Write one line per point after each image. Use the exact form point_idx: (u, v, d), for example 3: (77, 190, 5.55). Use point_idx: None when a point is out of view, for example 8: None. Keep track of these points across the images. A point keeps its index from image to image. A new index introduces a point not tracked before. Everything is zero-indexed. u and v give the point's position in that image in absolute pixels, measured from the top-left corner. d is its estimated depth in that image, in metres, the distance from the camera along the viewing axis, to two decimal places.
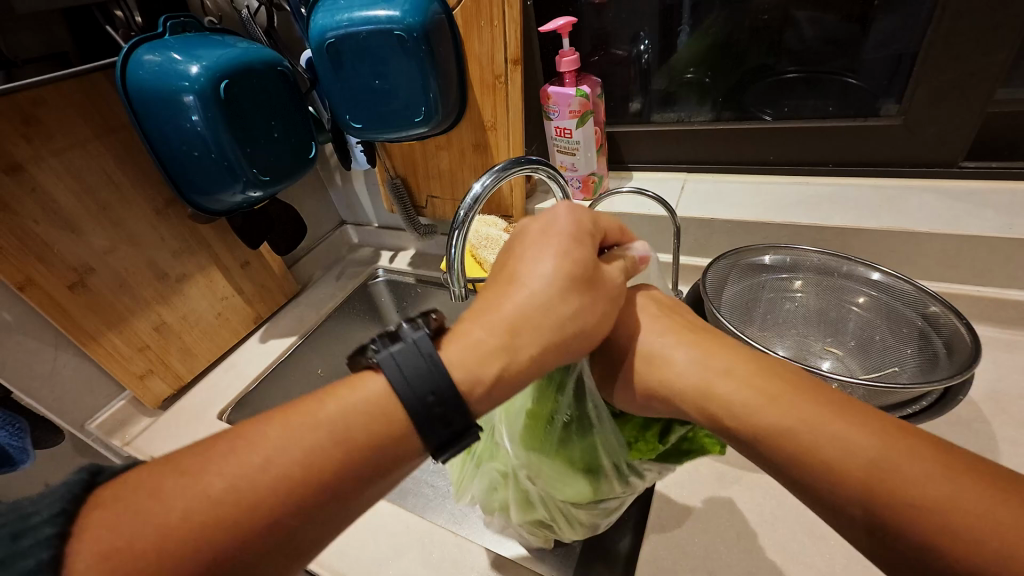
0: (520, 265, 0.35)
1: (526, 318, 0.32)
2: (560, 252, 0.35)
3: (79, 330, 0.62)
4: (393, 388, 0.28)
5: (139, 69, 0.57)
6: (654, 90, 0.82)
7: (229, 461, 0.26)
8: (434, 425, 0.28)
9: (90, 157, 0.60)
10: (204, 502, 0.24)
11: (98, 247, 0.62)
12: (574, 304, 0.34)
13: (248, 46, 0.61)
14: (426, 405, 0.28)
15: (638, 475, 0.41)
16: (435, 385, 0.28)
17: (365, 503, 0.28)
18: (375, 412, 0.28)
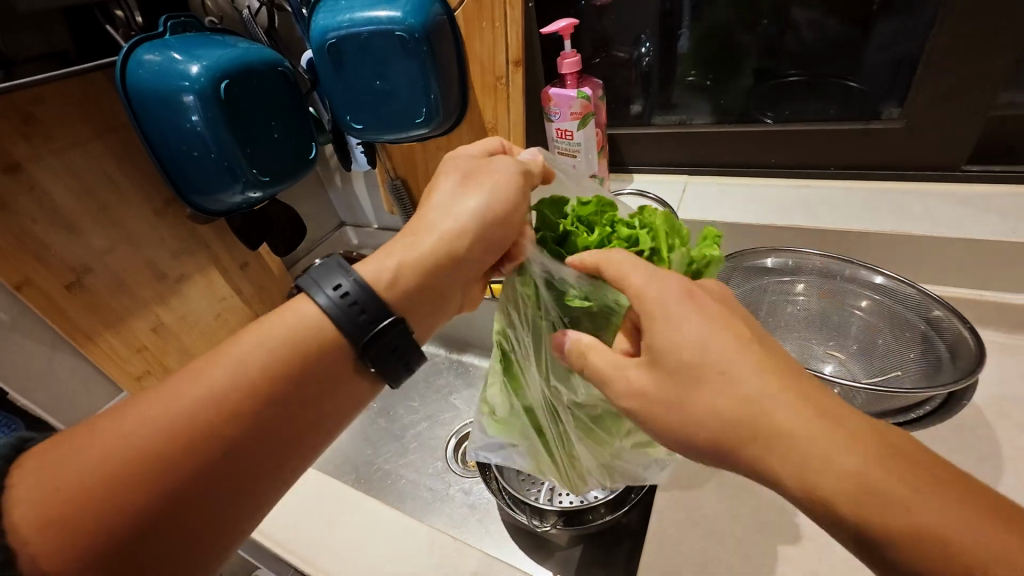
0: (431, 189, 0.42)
1: (451, 227, 0.40)
2: (456, 168, 0.43)
3: (77, 330, 0.61)
4: (325, 308, 0.35)
5: (138, 69, 0.56)
6: (655, 92, 0.82)
7: (151, 414, 0.30)
8: (371, 339, 0.36)
9: (90, 157, 0.60)
10: (134, 447, 0.29)
11: (96, 247, 0.62)
12: (476, 200, 0.41)
13: (249, 46, 0.61)
14: (358, 320, 0.36)
15: None
16: (358, 298, 0.36)
17: (289, 430, 0.34)
18: (286, 348, 0.34)
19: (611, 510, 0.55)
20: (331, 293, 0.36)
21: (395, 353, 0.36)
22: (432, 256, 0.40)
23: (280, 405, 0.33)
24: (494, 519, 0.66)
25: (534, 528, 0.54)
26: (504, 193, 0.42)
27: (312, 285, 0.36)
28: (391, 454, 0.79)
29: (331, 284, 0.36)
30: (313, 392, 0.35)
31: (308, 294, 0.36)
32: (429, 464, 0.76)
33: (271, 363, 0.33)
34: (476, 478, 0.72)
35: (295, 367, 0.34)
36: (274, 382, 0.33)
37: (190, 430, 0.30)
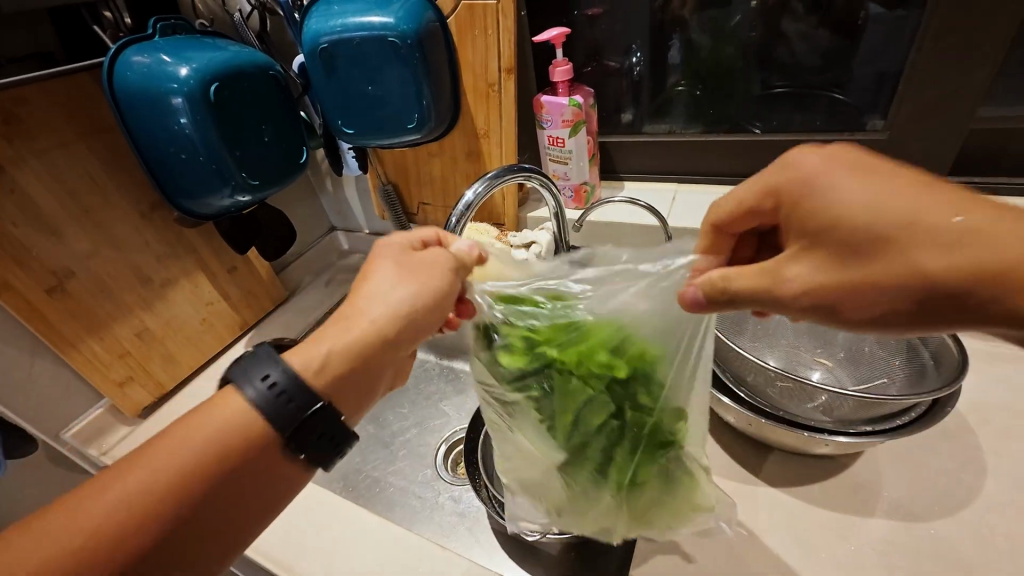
0: (365, 296, 0.37)
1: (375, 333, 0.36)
2: (397, 275, 0.38)
3: (57, 336, 0.60)
4: (255, 404, 0.33)
5: (126, 70, 0.56)
6: (646, 102, 0.83)
7: (123, 480, 0.30)
8: (298, 431, 0.33)
9: (74, 159, 0.59)
10: (108, 515, 0.29)
11: (79, 250, 0.60)
12: (404, 303, 0.37)
13: (239, 50, 0.61)
14: (288, 411, 0.33)
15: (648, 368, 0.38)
16: (288, 391, 0.33)
17: (264, 490, 0.34)
18: (249, 419, 0.33)
19: None
20: (260, 385, 0.33)
21: (327, 442, 0.34)
22: (357, 346, 0.36)
23: (246, 477, 0.33)
24: (484, 528, 0.66)
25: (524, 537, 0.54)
26: (431, 290, 0.38)
27: (243, 374, 0.34)
28: (380, 461, 0.78)
29: (261, 375, 0.34)
30: (280, 460, 0.34)
31: (238, 387, 0.34)
32: (418, 472, 0.75)
33: (241, 434, 0.33)
34: (466, 485, 0.72)
35: (257, 442, 0.33)
36: (244, 454, 0.33)
37: (158, 498, 0.30)
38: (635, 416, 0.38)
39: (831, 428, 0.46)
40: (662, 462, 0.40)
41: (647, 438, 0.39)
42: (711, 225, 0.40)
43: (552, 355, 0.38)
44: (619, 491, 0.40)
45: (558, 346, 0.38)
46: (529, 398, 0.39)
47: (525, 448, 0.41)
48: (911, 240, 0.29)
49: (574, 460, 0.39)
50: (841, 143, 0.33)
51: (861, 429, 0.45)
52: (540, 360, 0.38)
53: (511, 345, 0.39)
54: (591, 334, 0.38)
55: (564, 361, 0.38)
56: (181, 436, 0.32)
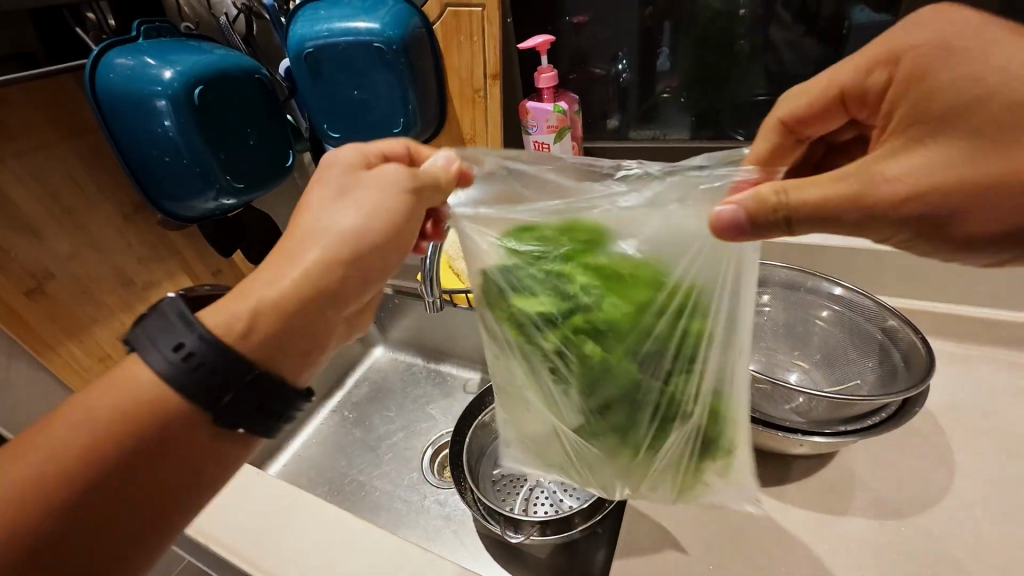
0: (312, 221, 0.36)
1: (320, 258, 0.35)
2: (345, 200, 0.37)
3: (35, 338, 0.59)
4: (158, 371, 0.32)
5: (109, 72, 0.56)
6: (632, 108, 0.84)
7: (47, 445, 0.30)
8: (217, 400, 0.32)
9: (55, 160, 0.58)
10: (36, 477, 0.30)
11: (59, 252, 0.60)
12: (354, 222, 0.36)
13: (225, 53, 0.61)
14: (199, 378, 0.31)
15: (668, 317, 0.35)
16: (197, 354, 0.31)
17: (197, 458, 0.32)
18: (167, 383, 0.32)
19: (585, 519, 0.55)
20: (170, 352, 0.32)
21: (252, 408, 0.33)
22: (290, 292, 0.34)
23: (145, 463, 0.31)
24: (470, 531, 0.66)
25: (509, 539, 0.54)
26: (374, 212, 0.36)
27: (152, 338, 0.32)
28: (366, 465, 0.77)
29: (167, 340, 0.32)
30: (188, 441, 0.32)
31: (141, 354, 0.32)
32: (404, 476, 0.75)
33: (136, 417, 0.31)
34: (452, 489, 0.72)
35: (173, 413, 0.32)
36: (137, 439, 0.31)
37: (43, 482, 0.30)
38: (662, 389, 0.36)
39: (805, 429, 0.47)
40: (692, 435, 0.38)
41: (676, 407, 0.37)
42: (776, 124, 0.41)
43: (573, 307, 0.36)
44: (642, 459, 0.39)
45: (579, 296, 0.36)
46: (544, 355, 0.38)
47: (539, 407, 0.41)
48: (947, 134, 0.30)
49: (593, 424, 0.39)
50: (940, 7, 0.32)
51: (834, 430, 0.46)
52: (560, 312, 0.36)
53: (530, 293, 0.37)
54: (618, 291, 0.35)
55: (586, 317, 0.36)
56: (100, 394, 0.32)
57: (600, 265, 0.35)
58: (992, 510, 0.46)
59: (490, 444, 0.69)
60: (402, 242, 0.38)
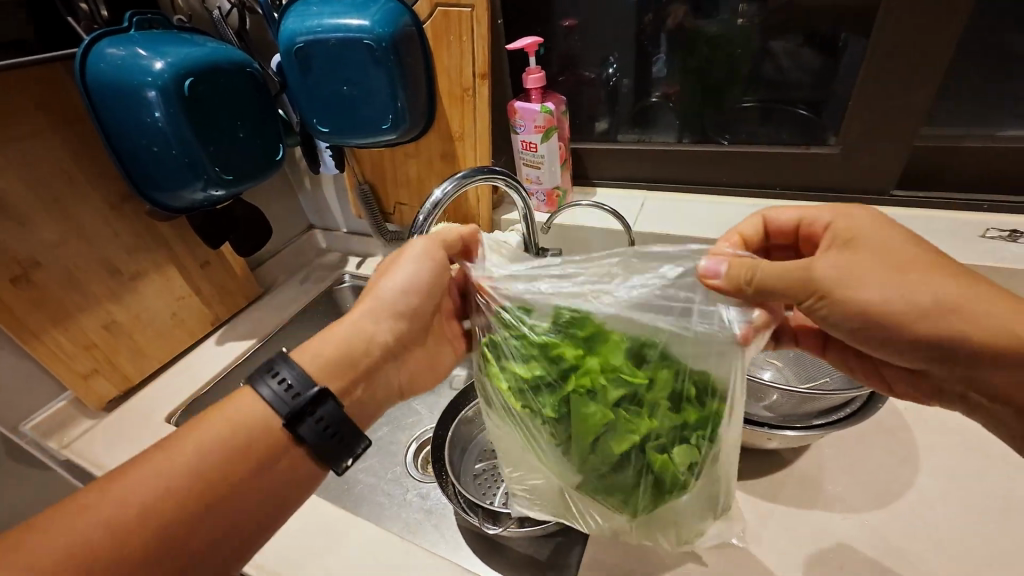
0: (379, 281, 0.46)
1: (376, 311, 0.45)
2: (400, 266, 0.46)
3: (19, 326, 0.59)
4: (269, 404, 0.39)
5: (100, 61, 0.56)
6: (620, 111, 0.85)
7: (134, 483, 0.35)
8: (308, 422, 0.39)
9: (45, 148, 0.59)
10: (121, 513, 0.34)
11: (46, 239, 0.60)
12: (405, 284, 0.46)
13: (217, 46, 0.62)
14: (297, 405, 0.39)
15: (650, 383, 0.37)
16: (300, 386, 0.39)
17: (265, 490, 0.38)
18: (256, 424, 0.39)
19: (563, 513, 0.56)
20: (274, 385, 0.39)
21: (331, 437, 0.39)
22: (343, 346, 0.43)
23: (238, 487, 0.37)
24: (450, 525, 0.66)
25: (486, 530, 0.55)
26: (411, 273, 0.45)
27: (256, 377, 0.40)
28: None
29: (275, 378, 0.39)
30: (275, 468, 0.38)
31: (254, 389, 0.39)
32: (388, 469, 0.76)
33: (244, 441, 0.38)
34: (434, 482, 0.73)
35: (259, 448, 0.38)
36: (245, 458, 0.37)
37: (139, 520, 0.34)
38: (652, 448, 0.37)
39: (775, 424, 0.48)
40: (681, 490, 0.39)
41: (667, 467, 0.37)
42: (762, 218, 0.45)
43: (566, 372, 0.38)
44: (634, 512, 0.39)
45: (574, 364, 0.38)
46: (542, 417, 0.39)
47: (534, 460, 0.41)
48: None
49: (594, 484, 0.39)
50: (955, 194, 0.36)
51: (803, 424, 0.47)
52: (554, 376, 0.39)
53: (522, 358, 0.40)
54: (606, 359, 0.38)
55: (579, 382, 0.38)
56: (188, 436, 0.37)
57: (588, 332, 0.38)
58: (951, 504, 0.48)
59: (473, 439, 0.70)
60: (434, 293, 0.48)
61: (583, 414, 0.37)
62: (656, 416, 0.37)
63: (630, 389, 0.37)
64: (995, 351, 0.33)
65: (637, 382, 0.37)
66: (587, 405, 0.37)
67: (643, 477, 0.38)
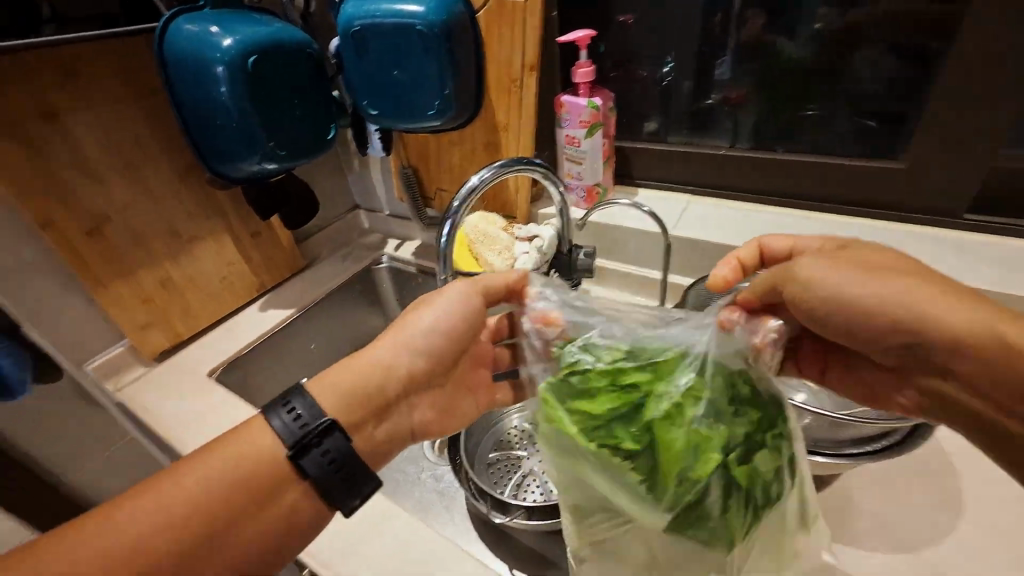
0: (411, 317, 0.47)
1: (410, 346, 0.46)
2: (438, 305, 0.47)
3: (89, 275, 0.65)
4: (278, 437, 0.39)
5: (177, 36, 0.60)
6: (672, 112, 0.83)
7: (134, 509, 0.35)
8: (315, 459, 0.39)
9: (124, 114, 0.64)
10: (117, 540, 0.34)
11: (117, 199, 0.65)
12: (439, 321, 0.47)
13: (282, 27, 0.65)
14: (304, 439, 0.39)
15: (723, 398, 0.35)
16: (310, 420, 0.39)
17: (264, 523, 0.38)
18: (261, 456, 0.39)
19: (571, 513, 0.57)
20: (286, 417, 0.39)
21: (337, 475, 0.39)
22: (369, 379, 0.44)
23: (239, 519, 0.37)
24: (460, 509, 0.67)
25: (493, 518, 0.55)
26: (444, 314, 0.47)
27: (271, 408, 0.40)
28: None
29: (288, 410, 0.39)
30: (276, 503, 0.38)
31: (267, 420, 0.39)
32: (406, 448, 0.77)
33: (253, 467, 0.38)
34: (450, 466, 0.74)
35: (261, 481, 0.38)
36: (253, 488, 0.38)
37: (135, 551, 0.34)
38: (738, 465, 0.34)
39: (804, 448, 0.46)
40: (772, 503, 0.35)
41: (753, 478, 0.35)
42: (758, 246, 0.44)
43: (639, 401, 0.36)
44: (731, 540, 0.35)
45: (647, 391, 0.37)
46: (620, 453, 0.36)
47: (616, 503, 0.37)
48: None
49: (682, 520, 0.35)
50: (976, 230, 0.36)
51: (834, 451, 0.45)
52: (628, 406, 0.36)
53: (592, 392, 0.38)
54: (677, 381, 0.36)
55: (654, 408, 0.36)
56: (190, 465, 0.37)
57: (656, 360, 0.37)
58: (995, 560, 0.44)
59: (489, 427, 0.71)
60: (466, 332, 0.48)
61: (664, 438, 0.35)
62: (736, 432, 0.34)
63: (706, 406, 0.35)
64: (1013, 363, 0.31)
65: (711, 396, 0.35)
66: (666, 429, 0.35)
67: (733, 499, 0.34)
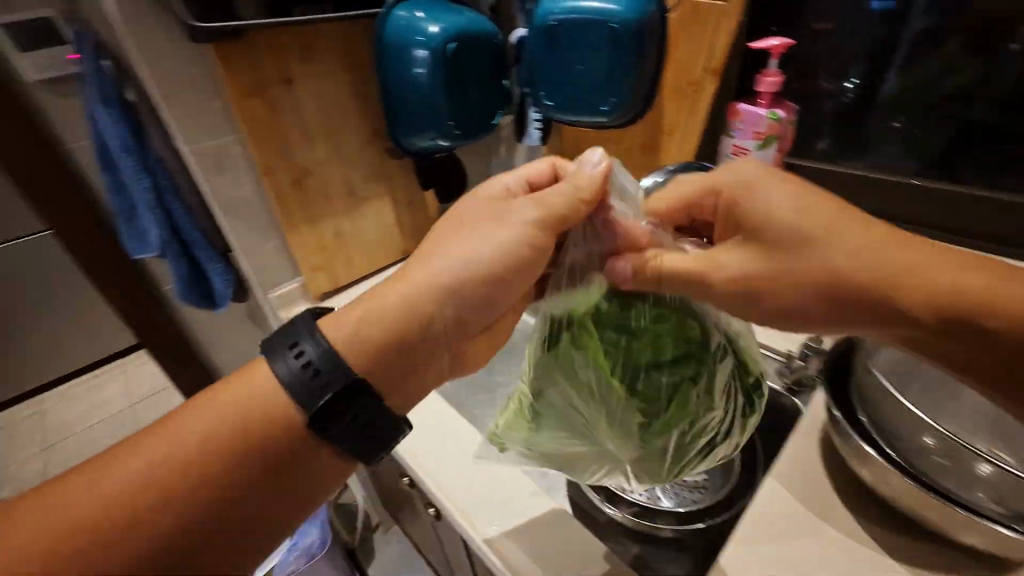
0: (457, 247, 0.43)
1: (453, 272, 0.42)
2: (491, 234, 0.44)
3: (287, 219, 0.77)
4: (285, 390, 0.37)
5: (392, 21, 0.68)
6: (850, 132, 0.76)
7: (146, 452, 0.35)
8: (327, 410, 0.37)
9: (336, 86, 0.74)
10: (127, 481, 0.34)
11: (318, 157, 0.76)
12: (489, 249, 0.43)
13: (477, 17, 0.71)
14: (314, 388, 0.37)
15: (713, 366, 0.47)
16: (322, 367, 0.37)
17: (276, 471, 0.37)
18: (268, 408, 0.37)
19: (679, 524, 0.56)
20: (294, 361, 0.38)
21: (356, 425, 0.38)
22: (395, 308, 0.41)
23: (249, 470, 0.36)
24: None
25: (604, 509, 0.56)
26: (508, 241, 0.44)
27: (275, 351, 0.38)
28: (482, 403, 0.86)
29: (298, 354, 0.38)
30: (289, 455, 0.37)
31: (273, 366, 0.38)
32: None
33: (245, 417, 0.37)
34: None
35: (270, 431, 0.37)
36: (246, 442, 0.36)
37: (142, 493, 0.34)
38: (703, 414, 0.46)
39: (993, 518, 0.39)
40: (722, 444, 0.47)
41: (712, 430, 0.47)
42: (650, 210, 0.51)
43: (655, 347, 0.48)
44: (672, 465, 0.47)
45: (663, 342, 0.48)
46: (621, 379, 0.47)
47: (616, 423, 0.47)
48: None
49: (644, 440, 0.47)
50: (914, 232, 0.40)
51: None
52: (646, 346, 0.48)
53: (623, 330, 0.49)
54: (685, 342, 0.48)
55: (661, 353, 0.48)
56: (199, 412, 0.37)
57: (677, 324, 0.49)
58: None
59: None
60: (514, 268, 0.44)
61: (657, 376, 0.47)
62: (712, 390, 0.47)
63: (701, 369, 0.47)
64: (949, 329, 0.37)
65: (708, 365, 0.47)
66: (663, 372, 0.47)
67: (688, 440, 0.47)
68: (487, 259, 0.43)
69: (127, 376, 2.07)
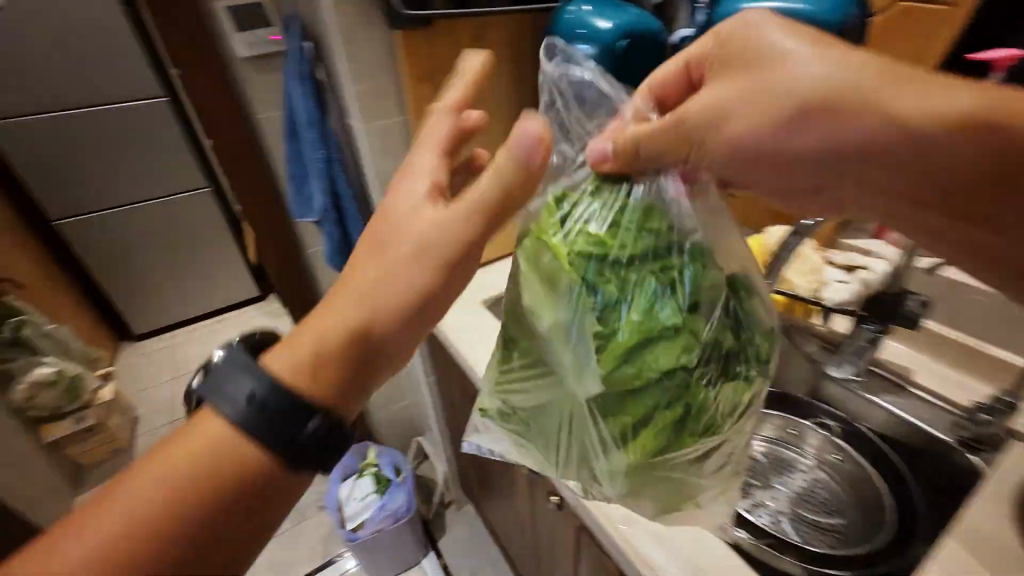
0: (405, 224, 0.38)
1: (387, 265, 0.37)
2: (438, 211, 0.39)
3: None
4: (228, 423, 0.33)
5: (561, 17, 0.69)
6: None
7: (102, 517, 0.31)
8: (295, 429, 0.33)
9: (497, 76, 0.76)
10: (98, 552, 0.30)
11: (469, 143, 0.79)
12: (431, 218, 0.38)
13: (646, 16, 0.69)
14: (268, 421, 0.33)
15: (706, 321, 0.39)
16: (267, 390, 0.33)
17: (267, 499, 0.34)
18: (227, 442, 0.33)
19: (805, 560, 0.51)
20: (230, 399, 0.33)
21: (323, 446, 0.34)
22: (372, 300, 0.37)
23: (237, 508, 0.33)
24: None
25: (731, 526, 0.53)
26: (450, 233, 0.38)
27: (215, 394, 0.33)
28: None
29: (237, 386, 0.33)
30: (276, 482, 0.34)
31: (214, 405, 0.34)
32: None
33: (212, 459, 0.33)
34: None
35: (245, 464, 0.33)
36: (221, 474, 0.32)
37: (117, 561, 0.30)
38: (703, 402, 0.39)
39: None
40: (726, 421, 0.41)
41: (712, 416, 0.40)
42: (649, 93, 0.43)
43: (660, 326, 0.38)
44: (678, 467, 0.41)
45: (670, 327, 0.38)
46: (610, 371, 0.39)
47: (611, 474, 0.42)
48: None
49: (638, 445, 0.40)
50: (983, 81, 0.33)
51: None
52: (635, 329, 0.38)
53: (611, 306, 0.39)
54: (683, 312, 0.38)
55: (666, 332, 0.38)
56: (150, 467, 0.32)
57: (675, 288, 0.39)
58: None
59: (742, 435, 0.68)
60: (465, 254, 0.39)
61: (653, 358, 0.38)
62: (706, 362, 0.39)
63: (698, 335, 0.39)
64: (996, 155, 0.31)
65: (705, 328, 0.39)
66: (666, 354, 0.38)
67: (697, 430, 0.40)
68: (440, 258, 0.38)
69: (241, 324, 2.33)
